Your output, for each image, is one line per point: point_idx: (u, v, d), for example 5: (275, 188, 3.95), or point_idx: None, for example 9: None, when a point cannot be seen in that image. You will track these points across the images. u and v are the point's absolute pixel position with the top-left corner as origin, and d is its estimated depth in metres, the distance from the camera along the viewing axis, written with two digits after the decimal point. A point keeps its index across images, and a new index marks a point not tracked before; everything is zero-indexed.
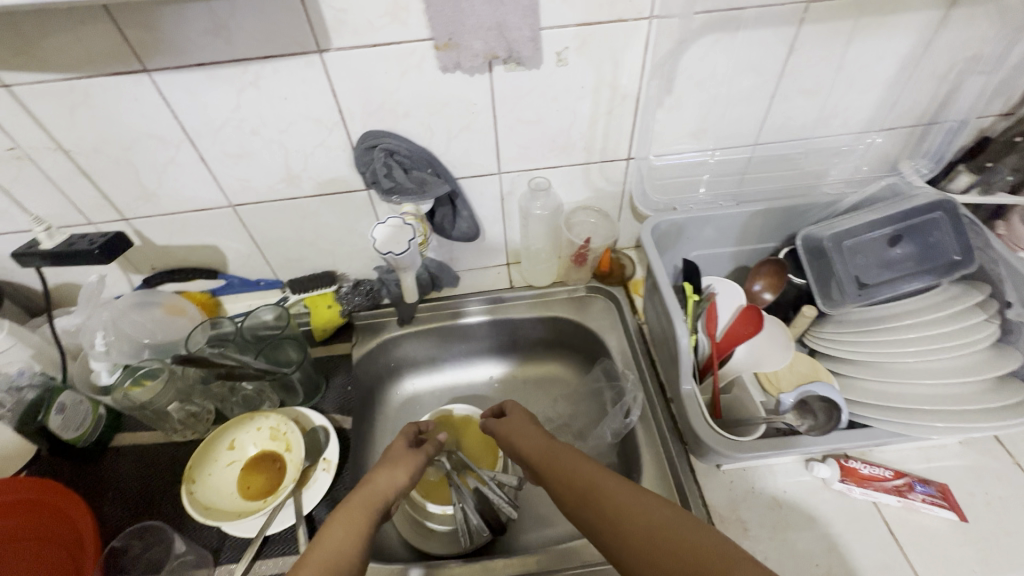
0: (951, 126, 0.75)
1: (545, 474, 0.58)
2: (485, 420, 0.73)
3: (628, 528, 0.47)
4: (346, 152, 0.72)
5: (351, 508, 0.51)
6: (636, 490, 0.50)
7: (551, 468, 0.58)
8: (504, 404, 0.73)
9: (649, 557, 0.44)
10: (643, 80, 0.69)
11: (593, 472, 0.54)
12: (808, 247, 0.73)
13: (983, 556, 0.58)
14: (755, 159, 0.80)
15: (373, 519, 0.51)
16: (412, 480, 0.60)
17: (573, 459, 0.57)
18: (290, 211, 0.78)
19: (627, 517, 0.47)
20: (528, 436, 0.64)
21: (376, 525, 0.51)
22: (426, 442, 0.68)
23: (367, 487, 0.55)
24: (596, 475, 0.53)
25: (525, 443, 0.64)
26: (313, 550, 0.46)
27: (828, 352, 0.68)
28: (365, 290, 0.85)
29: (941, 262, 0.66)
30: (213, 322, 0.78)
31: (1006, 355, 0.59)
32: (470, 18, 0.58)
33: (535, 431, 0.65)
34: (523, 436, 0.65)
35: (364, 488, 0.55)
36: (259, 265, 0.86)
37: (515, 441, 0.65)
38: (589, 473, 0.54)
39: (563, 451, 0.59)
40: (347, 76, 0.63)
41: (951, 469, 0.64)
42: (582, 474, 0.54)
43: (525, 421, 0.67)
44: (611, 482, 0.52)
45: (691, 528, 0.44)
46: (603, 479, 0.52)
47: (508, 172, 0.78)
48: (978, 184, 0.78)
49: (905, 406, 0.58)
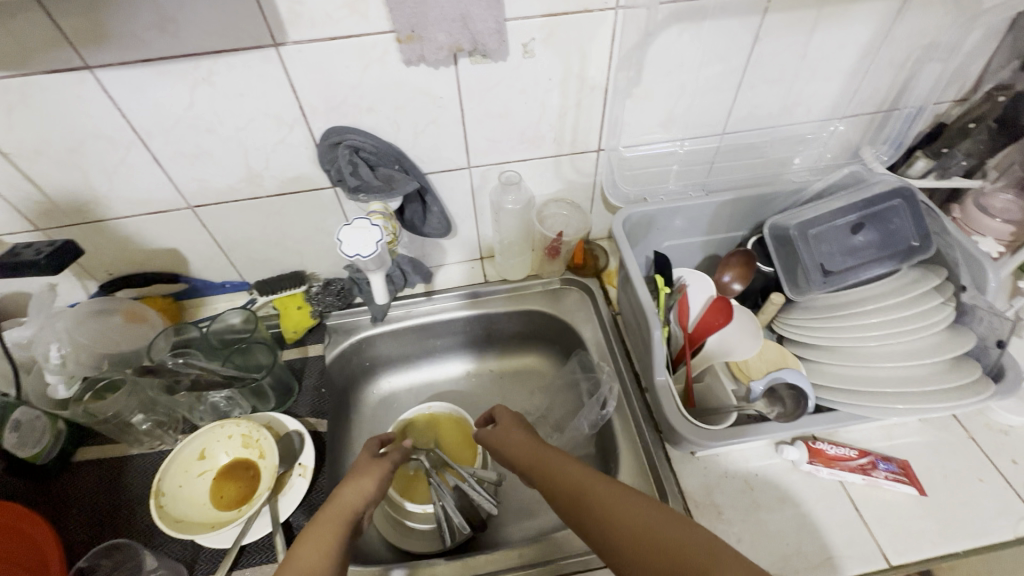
0: (910, 113, 0.77)
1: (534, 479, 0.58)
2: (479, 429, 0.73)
3: (618, 528, 0.47)
4: (310, 149, 0.69)
5: (322, 527, 0.50)
6: (623, 491, 0.50)
7: (539, 472, 0.58)
8: (495, 411, 0.72)
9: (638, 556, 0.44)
10: (611, 72, 0.68)
11: (581, 475, 0.54)
12: (775, 235, 0.74)
13: (941, 527, 0.61)
14: (723, 147, 0.80)
15: (343, 535, 0.49)
16: (380, 490, 0.58)
17: (561, 462, 0.57)
18: (253, 211, 0.75)
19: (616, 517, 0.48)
20: (515, 441, 0.65)
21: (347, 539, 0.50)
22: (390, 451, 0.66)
23: (333, 504, 0.53)
24: (586, 477, 0.53)
25: (512, 449, 0.64)
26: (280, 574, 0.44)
27: (796, 338, 0.70)
28: (335, 290, 0.84)
29: (901, 248, 0.69)
30: (177, 328, 0.75)
31: (960, 335, 0.61)
32: (433, 10, 0.56)
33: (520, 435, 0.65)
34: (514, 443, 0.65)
35: (330, 505, 0.53)
36: (223, 267, 0.83)
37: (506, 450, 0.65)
38: (576, 478, 0.54)
39: (551, 454, 0.59)
40: (306, 70, 0.61)
41: (911, 445, 0.67)
42: (570, 476, 0.54)
43: (514, 427, 0.67)
44: (600, 484, 0.52)
45: (677, 527, 0.45)
46: (592, 481, 0.52)
47: (478, 166, 0.77)
48: (935, 169, 0.81)
49: (869, 389, 0.60)
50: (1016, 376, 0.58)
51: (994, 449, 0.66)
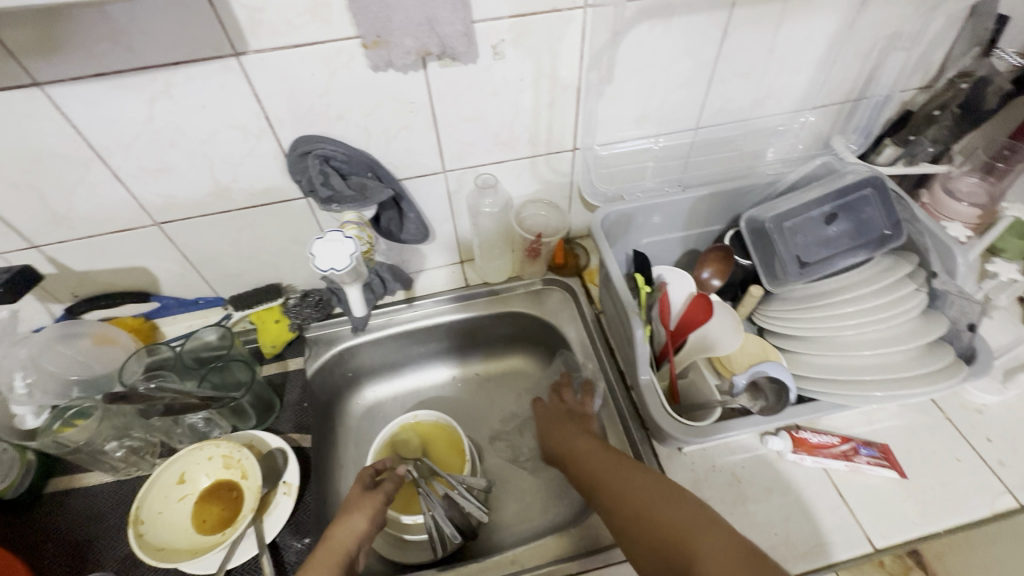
0: (878, 100, 0.79)
1: (570, 463, 0.65)
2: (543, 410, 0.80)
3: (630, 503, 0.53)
4: (279, 160, 0.67)
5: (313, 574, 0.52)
6: (640, 472, 0.56)
7: (573, 458, 0.64)
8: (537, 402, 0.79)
9: (645, 533, 0.51)
10: (583, 71, 0.68)
11: (610, 459, 0.60)
12: (752, 228, 0.74)
13: (922, 508, 0.62)
14: (697, 142, 0.81)
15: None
16: (375, 525, 0.59)
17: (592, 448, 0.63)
18: (223, 225, 0.73)
19: (632, 496, 0.54)
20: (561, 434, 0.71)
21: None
22: (384, 480, 0.66)
23: (325, 548, 0.55)
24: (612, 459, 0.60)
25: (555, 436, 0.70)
26: None
27: (777, 329, 0.71)
28: (313, 301, 0.82)
29: (874, 236, 0.70)
30: (149, 348, 0.73)
31: (933, 321, 0.63)
32: (398, 14, 0.55)
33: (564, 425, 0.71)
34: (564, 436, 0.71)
35: (322, 549, 0.55)
36: (195, 283, 0.81)
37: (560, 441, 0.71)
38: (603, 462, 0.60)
39: (585, 441, 0.65)
40: (270, 80, 0.59)
41: (891, 429, 0.69)
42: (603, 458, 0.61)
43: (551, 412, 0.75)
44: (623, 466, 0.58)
45: (681, 507, 0.50)
46: (617, 463, 0.59)
47: (453, 170, 0.76)
48: (903, 155, 0.82)
49: (849, 378, 0.61)
50: (986, 358, 0.60)
51: (969, 429, 0.68)
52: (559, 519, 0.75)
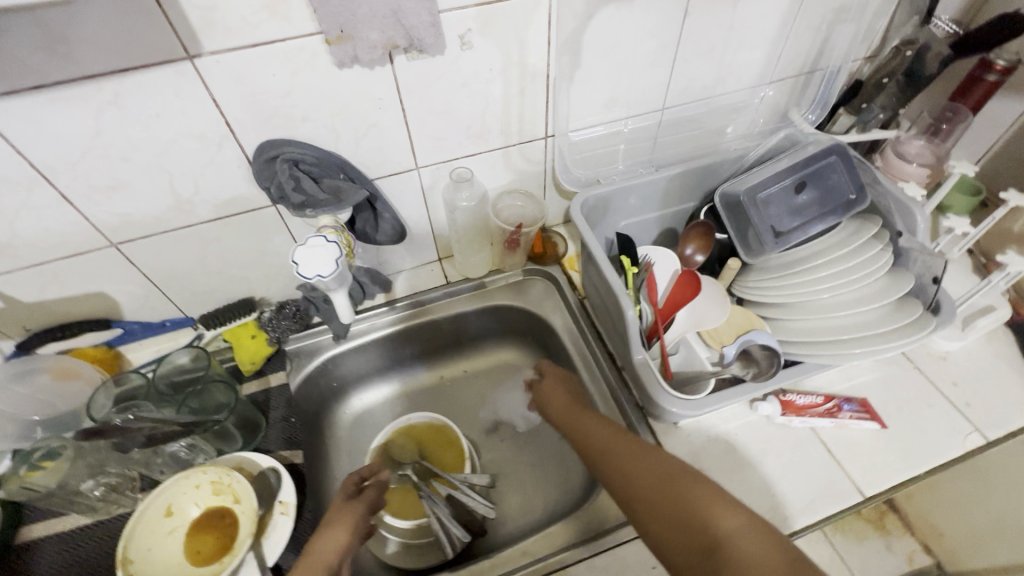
0: (828, 73, 0.82)
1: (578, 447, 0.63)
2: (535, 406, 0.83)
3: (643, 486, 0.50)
4: (243, 167, 0.64)
5: None
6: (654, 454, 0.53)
7: (583, 437, 0.61)
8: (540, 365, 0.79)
9: (665, 512, 0.47)
10: (551, 57, 0.67)
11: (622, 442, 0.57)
12: (726, 203, 0.76)
13: (903, 454, 0.66)
14: (665, 122, 0.82)
15: None
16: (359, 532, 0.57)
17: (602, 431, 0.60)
18: (187, 241, 0.69)
19: (644, 478, 0.51)
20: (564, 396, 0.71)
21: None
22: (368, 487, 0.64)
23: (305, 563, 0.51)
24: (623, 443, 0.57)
25: (558, 412, 0.69)
26: None
27: (756, 299, 0.73)
28: (290, 312, 0.79)
29: (840, 202, 0.74)
30: (117, 378, 0.68)
31: (900, 278, 0.66)
32: (361, 7, 0.53)
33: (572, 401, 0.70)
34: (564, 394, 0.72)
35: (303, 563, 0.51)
36: (161, 305, 0.76)
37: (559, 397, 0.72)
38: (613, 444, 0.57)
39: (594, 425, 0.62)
40: (228, 83, 0.56)
41: (868, 384, 0.72)
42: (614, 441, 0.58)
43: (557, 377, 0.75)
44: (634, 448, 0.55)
45: (700, 485, 0.47)
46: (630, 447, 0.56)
47: (426, 166, 0.74)
48: (856, 124, 0.87)
49: (828, 338, 0.64)
50: (949, 308, 0.64)
51: (937, 375, 0.73)
52: (563, 505, 0.75)
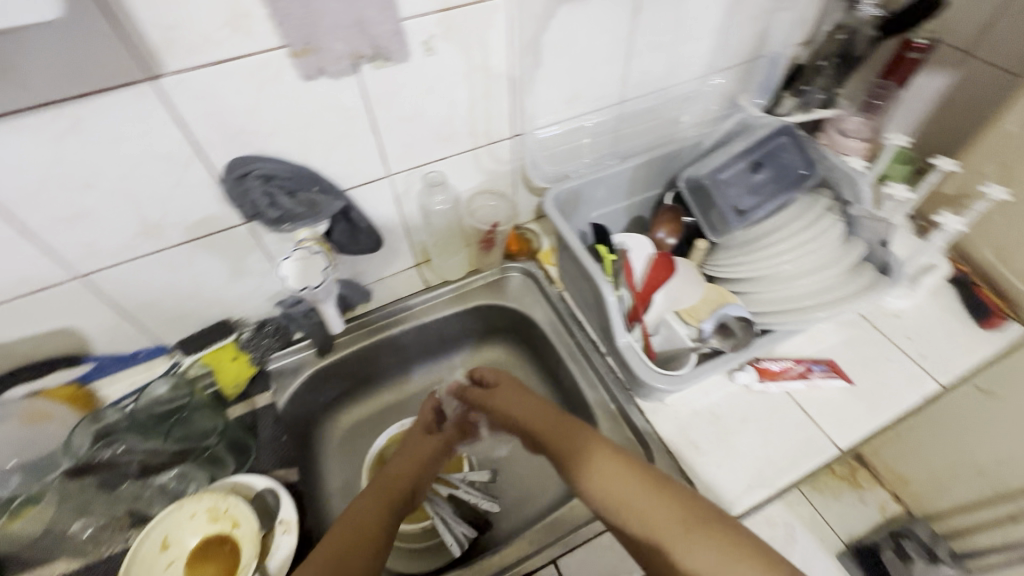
0: (771, 58, 0.89)
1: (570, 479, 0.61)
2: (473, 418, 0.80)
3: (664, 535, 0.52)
4: (212, 186, 0.63)
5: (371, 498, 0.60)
6: (667, 496, 0.54)
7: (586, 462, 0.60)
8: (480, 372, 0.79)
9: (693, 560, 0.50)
10: (513, 59, 0.69)
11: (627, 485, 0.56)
12: (690, 187, 0.81)
13: (870, 406, 0.71)
14: (624, 115, 0.85)
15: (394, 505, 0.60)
16: (427, 470, 0.67)
17: (599, 463, 0.59)
18: (158, 266, 0.67)
19: (664, 530, 0.52)
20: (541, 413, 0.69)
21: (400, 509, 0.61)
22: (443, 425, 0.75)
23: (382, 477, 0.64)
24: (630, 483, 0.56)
25: (537, 417, 0.69)
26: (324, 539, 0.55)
27: (726, 276, 0.77)
28: (270, 330, 0.80)
29: (794, 177, 0.78)
30: (93, 415, 0.66)
31: (852, 246, 0.72)
32: (325, 19, 0.53)
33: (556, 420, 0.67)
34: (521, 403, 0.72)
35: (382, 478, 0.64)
36: (133, 335, 0.74)
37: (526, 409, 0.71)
38: (621, 490, 0.56)
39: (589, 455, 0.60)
40: (192, 101, 0.55)
41: (832, 345, 0.78)
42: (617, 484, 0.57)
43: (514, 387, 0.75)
44: (645, 489, 0.55)
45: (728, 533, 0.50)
46: (638, 487, 0.56)
47: (398, 173, 0.75)
48: (799, 105, 0.91)
49: (794, 306, 0.69)
50: (900, 267, 0.68)
51: (893, 332, 0.79)
52: (562, 492, 0.77)
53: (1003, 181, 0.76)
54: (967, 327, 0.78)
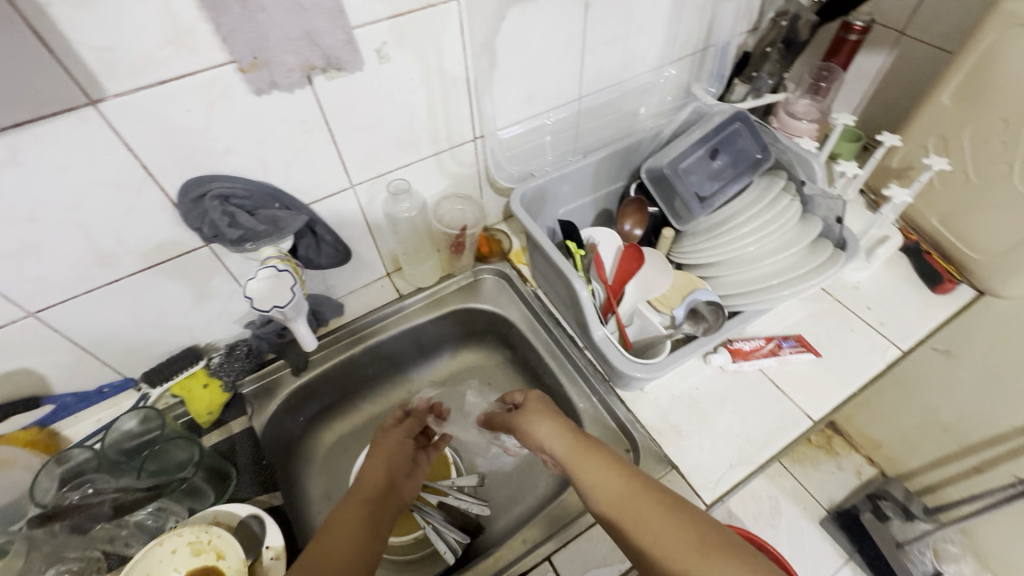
0: (719, 48, 0.91)
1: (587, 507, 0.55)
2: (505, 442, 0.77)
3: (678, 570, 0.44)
4: (168, 210, 0.61)
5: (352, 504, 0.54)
6: (673, 517, 0.48)
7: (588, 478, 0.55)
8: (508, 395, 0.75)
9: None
10: (468, 61, 0.69)
11: (642, 511, 0.49)
12: (652, 177, 0.83)
13: (839, 376, 0.74)
14: (583, 110, 0.86)
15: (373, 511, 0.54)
16: (398, 465, 0.63)
17: (598, 489, 0.53)
18: (116, 297, 0.65)
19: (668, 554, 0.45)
20: (555, 435, 0.61)
21: (382, 513, 0.55)
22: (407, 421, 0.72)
23: (360, 483, 0.58)
24: (646, 511, 0.49)
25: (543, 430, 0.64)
26: (310, 550, 0.47)
27: (693, 262, 0.79)
28: (242, 353, 0.77)
29: (750, 162, 0.81)
30: (58, 457, 0.62)
31: (810, 224, 0.74)
32: (272, 31, 0.52)
33: (568, 440, 0.60)
34: (539, 424, 0.64)
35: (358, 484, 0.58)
36: (95, 370, 0.71)
37: (543, 430, 0.63)
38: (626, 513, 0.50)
39: (598, 481, 0.54)
40: (140, 124, 0.53)
41: (799, 321, 0.81)
42: (630, 512, 0.50)
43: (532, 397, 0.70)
44: (649, 513, 0.49)
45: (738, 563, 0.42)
46: (653, 515, 0.49)
47: (361, 183, 0.74)
48: (750, 92, 0.94)
49: (760, 286, 0.71)
50: (854, 243, 0.73)
51: (854, 303, 0.82)
52: (551, 489, 0.78)
53: (941, 152, 0.80)
54: (922, 293, 0.82)
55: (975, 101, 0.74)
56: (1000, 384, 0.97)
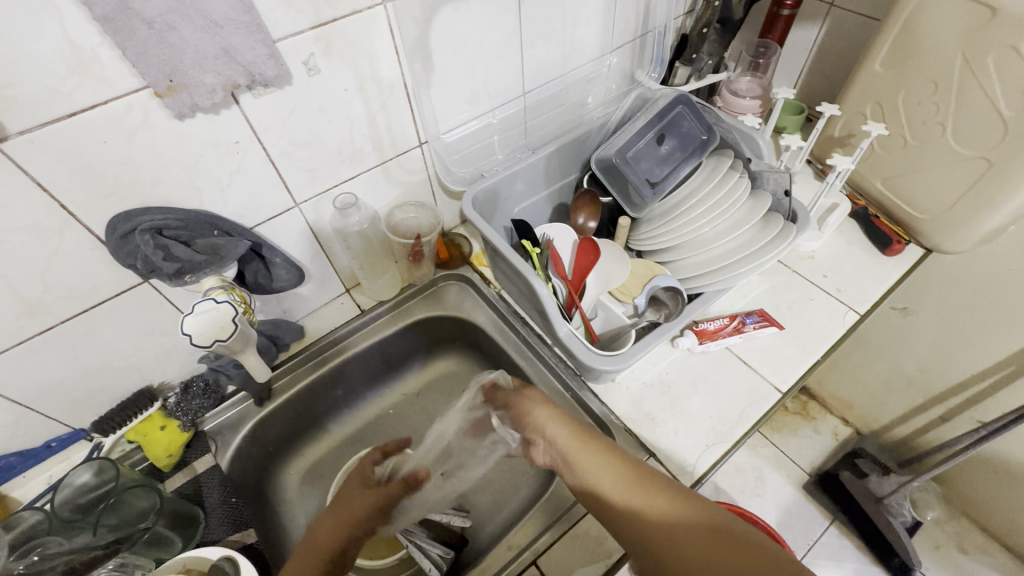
0: (659, 32, 0.90)
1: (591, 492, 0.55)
2: (493, 423, 0.69)
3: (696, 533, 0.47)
4: (97, 249, 0.57)
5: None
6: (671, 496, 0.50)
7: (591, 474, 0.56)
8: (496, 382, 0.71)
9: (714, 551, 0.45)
10: (403, 66, 0.67)
11: (655, 489, 0.51)
12: (602, 166, 0.84)
13: (802, 345, 0.75)
14: (529, 106, 0.85)
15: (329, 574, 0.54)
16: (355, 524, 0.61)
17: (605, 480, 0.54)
18: (50, 348, 0.61)
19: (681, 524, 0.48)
20: (555, 425, 0.61)
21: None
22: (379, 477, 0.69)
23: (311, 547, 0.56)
24: (657, 487, 0.51)
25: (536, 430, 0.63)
26: None
27: (652, 248, 0.79)
28: (199, 389, 0.74)
29: (696, 143, 0.82)
30: (6, 522, 0.59)
31: (760, 199, 0.74)
32: (186, 52, 0.49)
33: (570, 427, 0.60)
34: (538, 412, 0.64)
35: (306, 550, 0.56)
36: (40, 426, 0.67)
37: (543, 417, 0.62)
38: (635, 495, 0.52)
39: (601, 473, 0.55)
40: (51, 162, 0.50)
41: (759, 296, 0.82)
42: (641, 487, 0.52)
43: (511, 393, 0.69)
44: (655, 493, 0.51)
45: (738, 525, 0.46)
46: (660, 493, 0.51)
47: (305, 201, 0.71)
48: (692, 73, 0.95)
49: (719, 266, 0.72)
50: (804, 215, 0.74)
51: (811, 272, 0.84)
52: (535, 489, 0.77)
53: (879, 117, 0.82)
54: (873, 256, 0.84)
55: (906, 62, 0.75)
56: (956, 333, 1.01)
